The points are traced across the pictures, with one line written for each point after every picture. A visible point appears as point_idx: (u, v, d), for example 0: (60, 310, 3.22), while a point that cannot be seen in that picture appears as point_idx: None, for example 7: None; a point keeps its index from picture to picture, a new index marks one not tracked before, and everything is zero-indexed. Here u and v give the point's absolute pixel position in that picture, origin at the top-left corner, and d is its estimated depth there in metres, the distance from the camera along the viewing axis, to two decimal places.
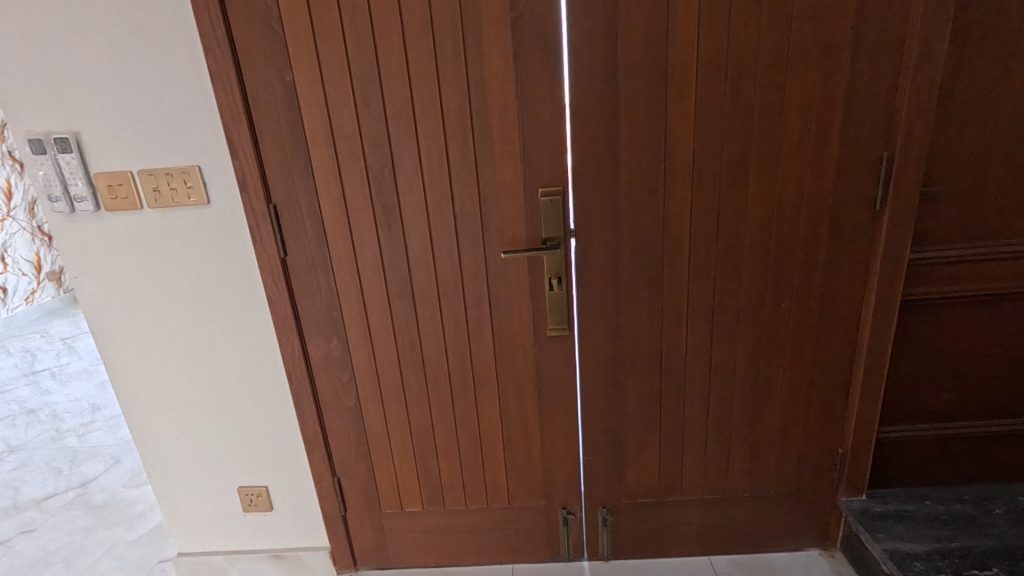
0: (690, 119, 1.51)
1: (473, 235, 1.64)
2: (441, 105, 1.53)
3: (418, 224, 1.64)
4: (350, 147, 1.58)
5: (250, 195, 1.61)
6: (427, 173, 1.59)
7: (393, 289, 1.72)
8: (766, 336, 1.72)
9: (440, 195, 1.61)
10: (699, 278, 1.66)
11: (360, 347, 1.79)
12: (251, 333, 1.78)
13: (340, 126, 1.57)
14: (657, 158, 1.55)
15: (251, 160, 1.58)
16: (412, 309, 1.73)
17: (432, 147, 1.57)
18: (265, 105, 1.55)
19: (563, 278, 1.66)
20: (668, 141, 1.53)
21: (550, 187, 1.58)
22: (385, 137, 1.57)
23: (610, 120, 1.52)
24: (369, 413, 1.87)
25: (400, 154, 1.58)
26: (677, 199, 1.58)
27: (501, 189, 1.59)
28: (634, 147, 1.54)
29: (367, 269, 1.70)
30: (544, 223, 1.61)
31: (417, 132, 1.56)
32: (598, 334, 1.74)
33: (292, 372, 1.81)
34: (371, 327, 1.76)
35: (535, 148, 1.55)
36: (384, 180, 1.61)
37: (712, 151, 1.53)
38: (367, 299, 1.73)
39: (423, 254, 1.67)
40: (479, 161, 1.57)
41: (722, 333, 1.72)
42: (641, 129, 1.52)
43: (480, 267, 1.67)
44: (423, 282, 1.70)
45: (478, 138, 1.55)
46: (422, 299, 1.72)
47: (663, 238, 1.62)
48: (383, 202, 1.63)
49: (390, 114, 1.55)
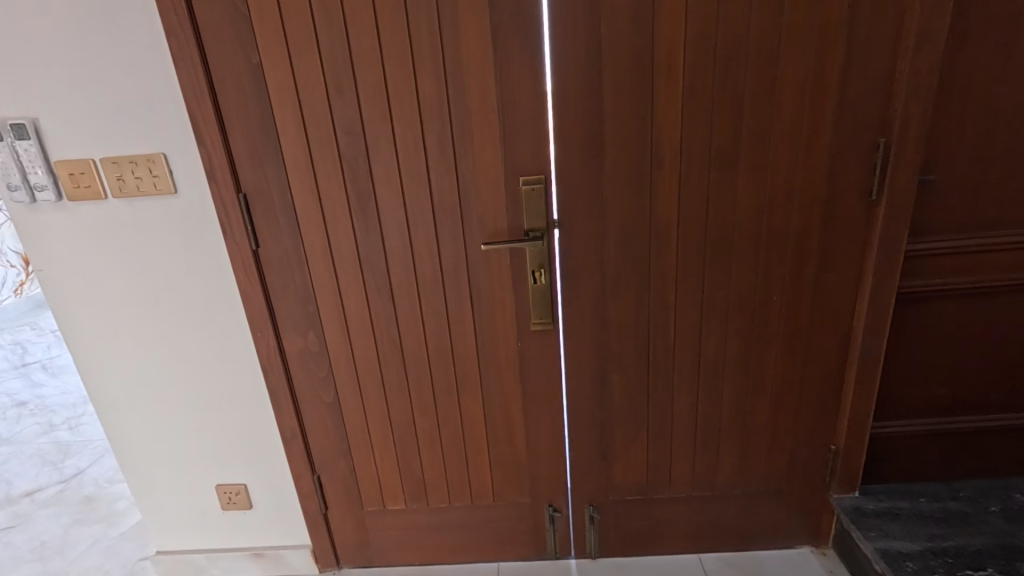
0: (677, 104, 1.44)
1: (452, 227, 1.58)
2: (416, 90, 1.45)
3: (395, 215, 1.57)
4: (323, 134, 1.51)
5: (218, 185, 1.54)
6: (404, 161, 1.52)
7: (371, 283, 1.65)
8: (757, 330, 1.66)
9: (418, 185, 1.54)
10: (687, 271, 1.59)
11: (338, 343, 1.73)
12: (224, 328, 1.72)
13: (312, 113, 1.49)
14: (642, 146, 1.48)
15: (219, 148, 1.51)
16: (390, 303, 1.67)
17: (408, 135, 1.50)
18: (232, 90, 1.48)
19: (546, 270, 1.60)
20: (655, 128, 1.46)
21: (532, 176, 1.51)
22: (358, 124, 1.50)
23: (593, 106, 1.45)
24: (349, 410, 1.82)
25: (375, 142, 1.51)
26: (664, 189, 1.51)
27: (481, 178, 1.52)
28: (618, 135, 1.47)
29: (343, 262, 1.64)
30: (525, 213, 1.55)
31: (392, 118, 1.49)
32: (583, 329, 1.68)
33: (268, 369, 1.75)
34: (349, 321, 1.70)
35: (516, 135, 1.48)
36: (359, 169, 1.54)
37: (700, 139, 1.46)
38: (344, 293, 1.67)
39: (401, 246, 1.61)
40: (457, 149, 1.50)
41: (711, 328, 1.66)
42: (627, 116, 1.45)
43: (460, 260, 1.61)
44: (402, 274, 1.64)
45: (456, 125, 1.48)
46: (401, 293, 1.66)
47: (649, 230, 1.56)
48: (358, 192, 1.56)
49: (363, 100, 1.47)
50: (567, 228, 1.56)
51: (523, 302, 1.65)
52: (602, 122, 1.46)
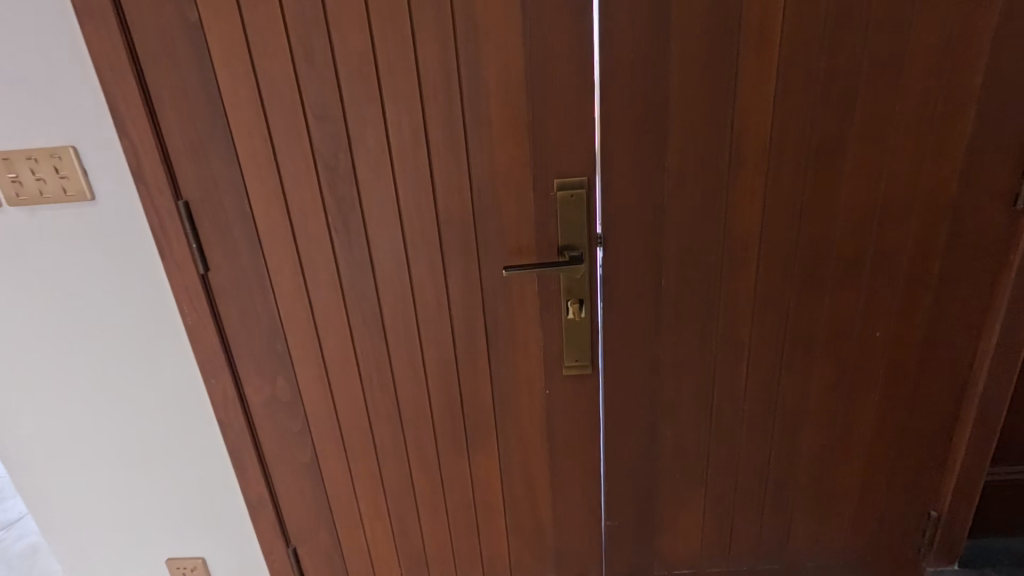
0: (770, 82, 1.06)
1: (461, 244, 1.20)
2: (415, 62, 1.07)
3: (387, 229, 1.19)
4: (289, 121, 1.12)
5: (150, 189, 1.16)
6: (398, 158, 1.14)
7: (356, 315, 1.28)
8: (850, 372, 1.30)
9: (418, 190, 1.16)
10: (767, 300, 1.23)
11: (315, 390, 1.36)
12: (167, 372, 1.34)
13: (273, 93, 1.10)
14: (719, 137, 1.10)
15: (149, 140, 1.12)
16: (381, 340, 1.30)
17: (404, 124, 1.12)
18: (165, 62, 1.09)
19: (585, 301, 1.23)
20: (737, 113, 1.09)
21: (569, 179, 1.14)
22: (336, 108, 1.11)
23: (655, 83, 1.07)
24: (329, 470, 1.45)
25: (359, 132, 1.12)
26: (744, 195, 1.14)
27: (501, 180, 1.14)
28: (688, 122, 1.10)
29: (319, 289, 1.26)
30: (559, 226, 1.17)
31: (382, 100, 1.10)
32: (629, 372, 1.32)
33: (227, 421, 1.38)
34: (328, 363, 1.33)
35: (550, 124, 1.10)
36: (337, 168, 1.15)
37: (797, 127, 1.09)
38: (321, 328, 1.29)
39: (395, 269, 1.23)
40: (470, 143, 1.12)
41: (793, 370, 1.30)
42: (701, 97, 1.08)
43: (473, 286, 1.23)
44: (397, 305, 1.26)
45: (468, 109, 1.10)
46: (396, 328, 1.28)
47: (722, 247, 1.19)
48: (338, 199, 1.17)
49: (343, 75, 1.09)
50: (614, 246, 1.19)
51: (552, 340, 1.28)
52: (667, 105, 1.09)
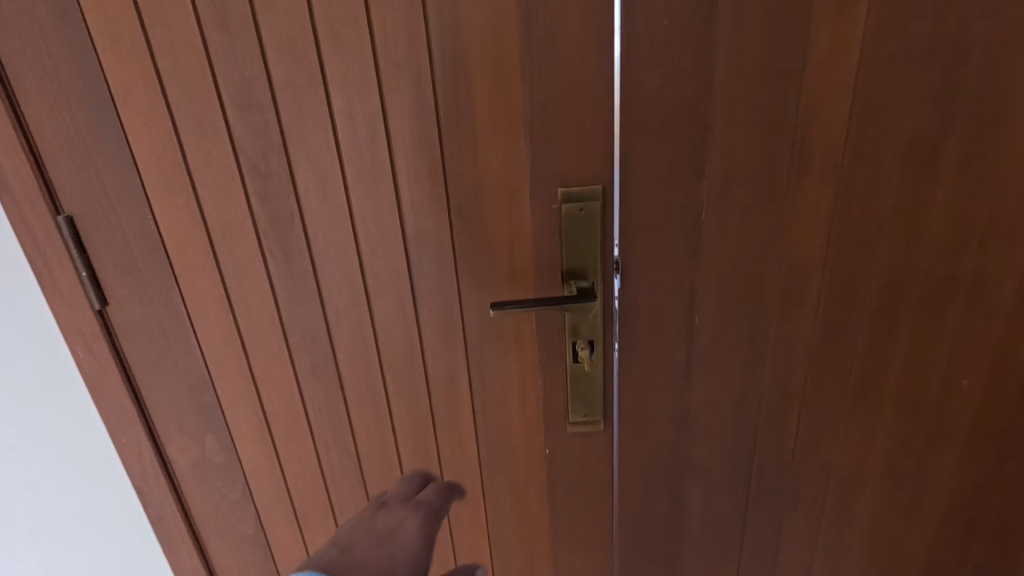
0: (849, 59, 0.79)
1: (437, 273, 0.92)
2: (370, 31, 0.78)
3: (339, 254, 0.91)
4: (200, 112, 0.83)
5: (17, 202, 0.86)
6: (350, 161, 0.85)
7: (304, 361, 1.00)
8: (924, 426, 1.05)
9: (378, 205, 0.87)
10: (828, 340, 0.97)
11: (256, 451, 1.08)
12: (61, 430, 1.04)
13: (176, 73, 0.81)
14: (778, 133, 0.83)
15: (13, 135, 0.83)
16: (338, 392, 1.02)
17: (357, 117, 0.82)
18: (24, 27, 0.79)
19: (597, 343, 0.95)
20: (804, 100, 0.81)
21: (578, 189, 0.86)
22: (264, 95, 0.81)
23: (696, 61, 0.80)
24: (279, 544, 1.18)
25: (296, 127, 0.83)
26: (807, 209, 0.88)
27: (488, 191, 0.86)
28: (739, 113, 0.82)
29: (254, 330, 0.97)
30: (564, 250, 0.90)
31: (326, 84, 0.81)
32: (652, 431, 1.04)
33: (145, 490, 1.09)
34: (270, 418, 1.05)
35: (553, 116, 0.82)
36: (268, 174, 0.86)
37: (881, 120, 0.83)
38: (260, 378, 1.01)
39: (350, 305, 0.95)
40: (447, 142, 0.83)
41: (853, 424, 1.05)
42: (757, 80, 0.80)
43: (453, 326, 0.96)
44: (355, 348, 0.98)
45: (443, 96, 0.81)
46: (355, 377, 1.01)
47: (774, 275, 0.92)
48: (272, 214, 0.88)
49: (271, 48, 0.79)
50: (635, 275, 0.92)
51: (553, 390, 1.01)
52: (712, 91, 0.81)
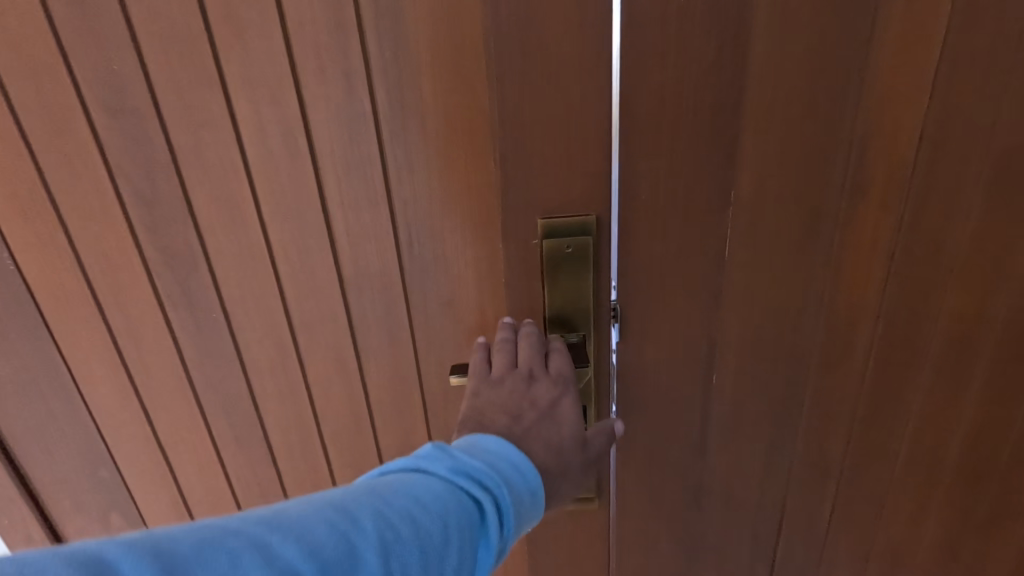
0: (931, 49, 0.59)
1: (384, 324, 0.72)
2: (279, 9, 0.56)
3: (257, 301, 0.71)
4: (58, 119, 0.61)
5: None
6: (265, 184, 0.64)
7: (223, 429, 0.79)
8: (1002, 514, 0.83)
9: (306, 240, 0.67)
10: (878, 405, 0.77)
11: None
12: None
13: (19, 66, 0.59)
14: (831, 148, 0.62)
15: None
16: (267, 465, 0.82)
17: (271, 127, 0.62)
18: None
19: (588, 407, 0.75)
20: (866, 103, 0.61)
21: (563, 220, 0.64)
22: (142, 97, 0.60)
23: (724, 54, 0.58)
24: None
25: (189, 140, 0.62)
26: (862, 245, 0.67)
27: (447, 223, 0.66)
28: (780, 123, 0.61)
29: (157, 392, 0.77)
30: (546, 296, 0.68)
31: (225, 82, 0.60)
32: (657, 508, 0.85)
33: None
34: (189, 493, 0.85)
35: (530, 129, 0.60)
36: (157, 201, 0.65)
37: (967, 130, 0.62)
38: (170, 448, 0.81)
39: (276, 362, 0.75)
40: (391, 160, 0.63)
41: (906, 505, 0.84)
42: (807, 78, 0.59)
43: (408, 386, 0.76)
44: (286, 413, 0.78)
45: (383, 100, 0.60)
46: (288, 447, 0.81)
47: (816, 328, 0.72)
48: (168, 251, 0.68)
49: (146, 34, 0.58)
50: (638, 326, 0.71)
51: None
52: (744, 93, 0.60)
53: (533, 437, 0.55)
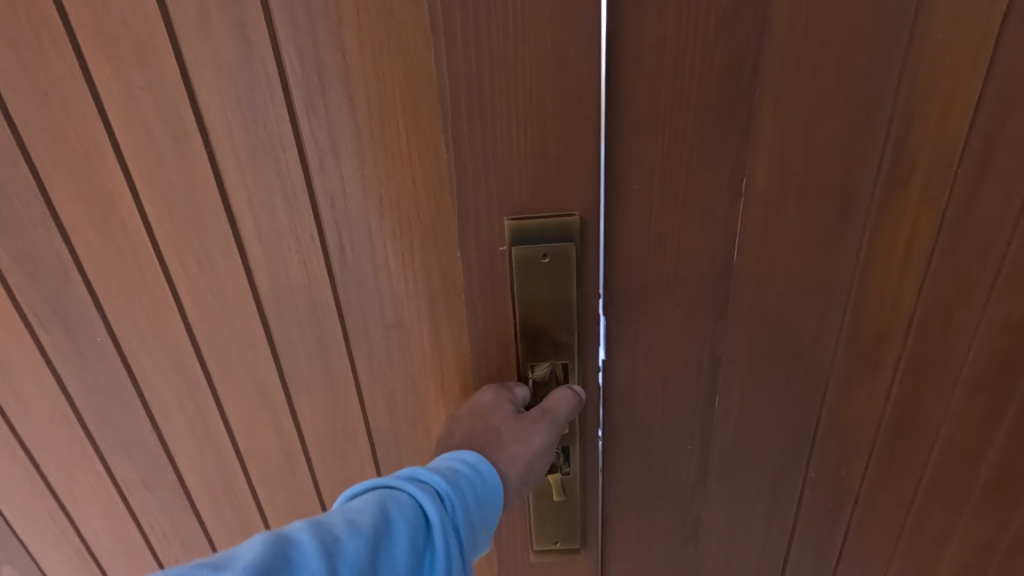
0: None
1: (316, 349, 0.58)
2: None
3: (152, 324, 0.56)
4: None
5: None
6: (145, 176, 0.49)
7: (127, 475, 0.65)
8: None
9: (206, 248, 0.52)
10: (907, 435, 0.65)
11: None
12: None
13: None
14: (868, 128, 0.50)
15: None
16: (185, 515, 0.68)
17: (146, 101, 0.46)
18: None
19: (569, 445, 0.62)
20: (913, 69, 0.48)
21: (536, 222, 0.50)
22: None
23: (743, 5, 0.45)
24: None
25: (39, 118, 0.47)
26: (898, 249, 0.55)
27: (388, 225, 0.52)
28: (809, 95, 0.48)
29: (42, 435, 0.62)
30: (518, 320, 0.54)
31: (76, 38, 0.44)
32: (647, 553, 0.73)
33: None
34: (91, 548, 0.71)
35: (490, 105, 0.45)
36: (6, 201, 0.50)
37: None
38: (64, 499, 0.66)
39: (186, 395, 0.60)
40: (308, 145, 0.48)
41: (930, 545, 0.73)
42: (842, 38, 0.47)
43: (350, 423, 0.62)
44: (204, 456, 0.64)
45: (294, 65, 0.45)
46: (209, 494, 0.67)
47: (841, 349, 0.59)
48: (25, 262, 0.52)
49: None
50: (631, 351, 0.58)
51: (506, 518, 0.67)
52: (766, 56, 0.47)
53: (490, 436, 0.50)
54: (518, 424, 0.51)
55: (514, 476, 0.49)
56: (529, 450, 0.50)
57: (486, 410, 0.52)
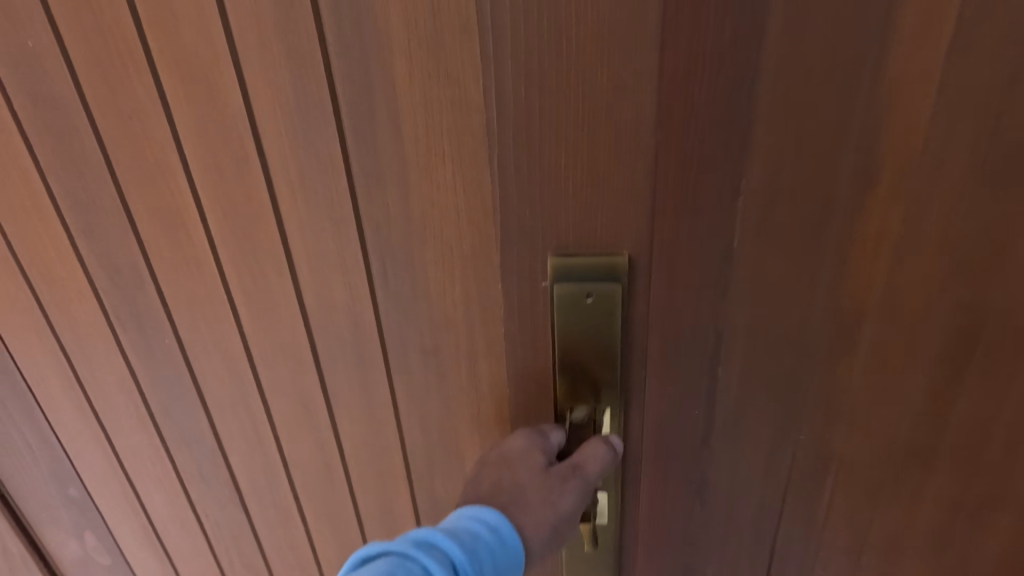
0: None
1: (354, 367, 0.58)
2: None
3: (213, 328, 0.59)
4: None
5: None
6: (211, 194, 0.52)
7: (191, 462, 0.70)
8: None
9: (261, 264, 0.54)
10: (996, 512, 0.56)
11: (147, 558, 0.82)
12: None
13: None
14: (974, 162, 0.43)
15: None
16: (237, 505, 0.72)
17: (211, 122, 0.48)
18: None
19: (607, 507, 0.55)
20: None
21: (584, 258, 0.45)
22: (66, 84, 0.49)
23: (838, 16, 0.38)
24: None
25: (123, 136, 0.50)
26: (995, 299, 0.47)
27: (429, 253, 0.50)
28: (900, 121, 0.42)
29: (118, 418, 0.68)
30: (557, 361, 0.50)
31: (154, 61, 0.47)
32: None
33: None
34: (158, 523, 0.77)
35: (539, 137, 0.42)
36: (99, 210, 0.54)
37: None
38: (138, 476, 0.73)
39: (238, 397, 0.63)
40: (355, 166, 0.48)
41: None
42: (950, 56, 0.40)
43: (386, 442, 0.62)
44: (255, 455, 0.67)
45: (346, 89, 0.45)
46: (258, 489, 0.70)
47: (925, 408, 0.52)
48: (111, 266, 0.57)
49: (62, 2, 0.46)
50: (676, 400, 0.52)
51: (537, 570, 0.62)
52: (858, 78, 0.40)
53: (516, 494, 0.48)
54: (546, 484, 0.48)
55: (538, 539, 0.47)
56: (554, 511, 0.48)
57: (515, 460, 0.49)
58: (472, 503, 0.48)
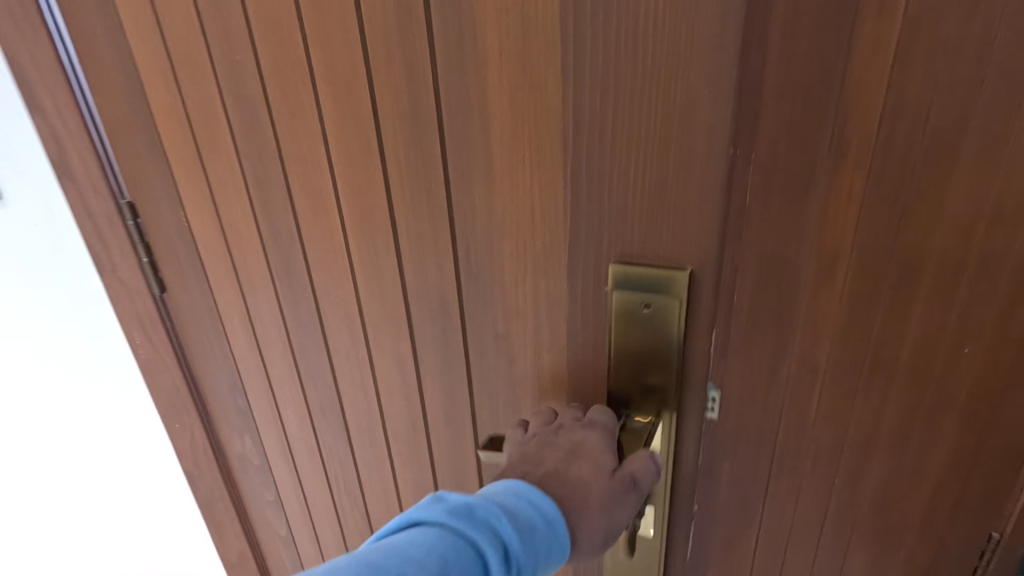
0: None
1: (440, 338, 0.66)
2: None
3: (338, 289, 0.72)
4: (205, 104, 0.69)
5: (80, 187, 0.84)
6: (343, 179, 0.62)
7: (316, 396, 0.86)
8: None
9: (375, 241, 0.64)
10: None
11: (283, 465, 1.02)
12: (130, 405, 1.07)
13: (184, 54, 0.68)
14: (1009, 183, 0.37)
15: (68, 123, 0.80)
16: (346, 440, 0.86)
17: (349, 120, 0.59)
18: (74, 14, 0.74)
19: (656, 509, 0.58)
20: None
21: (644, 271, 0.47)
22: (259, 90, 0.64)
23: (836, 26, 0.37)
24: (307, 562, 1.12)
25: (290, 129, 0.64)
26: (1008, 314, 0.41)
27: (506, 244, 0.54)
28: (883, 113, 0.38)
29: (271, 351, 0.87)
30: (613, 358, 0.53)
31: (312, 70, 0.58)
32: None
33: (195, 476, 1.10)
34: (291, 439, 0.96)
35: (609, 144, 0.44)
36: (272, 187, 0.70)
37: None
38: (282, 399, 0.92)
39: (352, 349, 0.76)
40: (451, 163, 0.54)
41: None
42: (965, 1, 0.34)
43: (462, 410, 0.69)
44: (362, 400, 0.80)
45: (449, 93, 0.51)
46: (362, 430, 0.83)
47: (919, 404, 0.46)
48: (275, 231, 0.73)
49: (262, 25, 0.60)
50: (716, 401, 0.51)
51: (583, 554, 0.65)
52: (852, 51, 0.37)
53: (571, 493, 0.48)
54: (607, 487, 0.49)
55: (588, 542, 0.49)
56: (608, 524, 0.49)
57: (581, 453, 0.51)
58: (523, 468, 0.51)
